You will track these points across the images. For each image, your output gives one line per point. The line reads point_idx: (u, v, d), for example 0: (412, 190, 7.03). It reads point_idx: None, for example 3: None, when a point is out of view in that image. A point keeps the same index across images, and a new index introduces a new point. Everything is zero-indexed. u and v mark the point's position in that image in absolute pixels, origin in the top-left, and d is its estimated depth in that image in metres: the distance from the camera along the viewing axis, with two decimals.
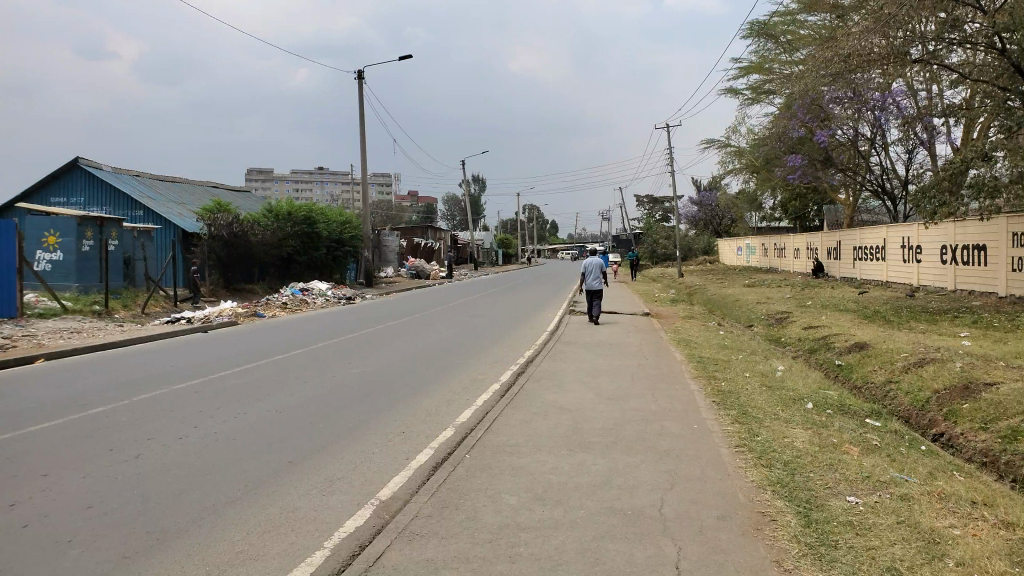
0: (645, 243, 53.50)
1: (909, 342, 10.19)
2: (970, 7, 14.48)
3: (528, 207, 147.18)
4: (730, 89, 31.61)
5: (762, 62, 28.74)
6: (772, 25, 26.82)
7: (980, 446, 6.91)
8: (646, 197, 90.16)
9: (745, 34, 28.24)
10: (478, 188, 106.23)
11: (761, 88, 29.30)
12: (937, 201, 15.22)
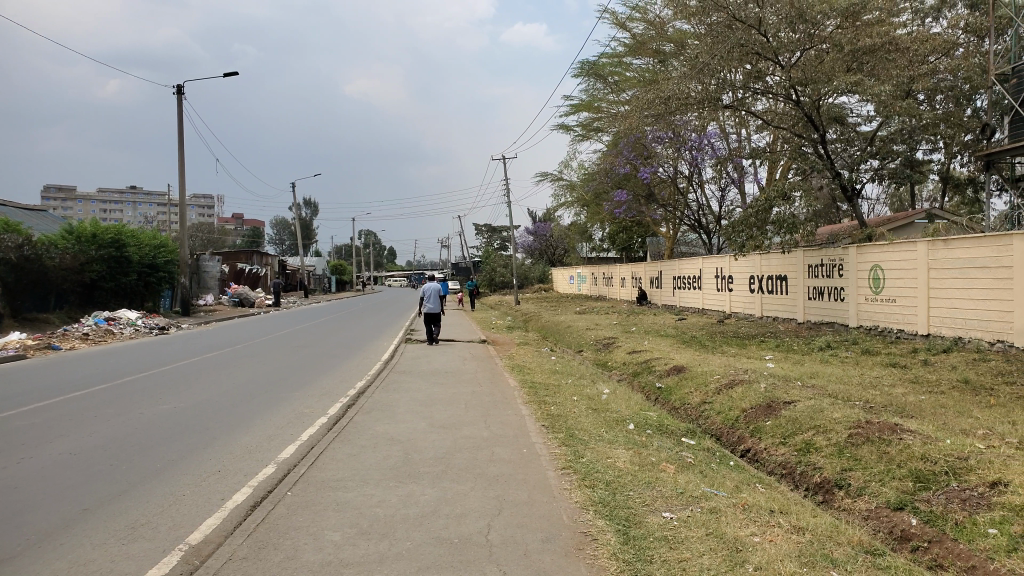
0: (482, 271, 54.29)
1: (721, 364, 10.98)
2: (770, 62, 16.00)
3: (363, 233, 145.47)
4: (563, 124, 33.03)
5: (591, 100, 30.26)
6: (600, 66, 28.40)
7: (780, 459, 7.63)
8: (483, 226, 91.85)
9: (576, 73, 29.70)
10: (310, 213, 103.76)
11: (591, 125, 30.85)
12: (745, 235, 16.57)
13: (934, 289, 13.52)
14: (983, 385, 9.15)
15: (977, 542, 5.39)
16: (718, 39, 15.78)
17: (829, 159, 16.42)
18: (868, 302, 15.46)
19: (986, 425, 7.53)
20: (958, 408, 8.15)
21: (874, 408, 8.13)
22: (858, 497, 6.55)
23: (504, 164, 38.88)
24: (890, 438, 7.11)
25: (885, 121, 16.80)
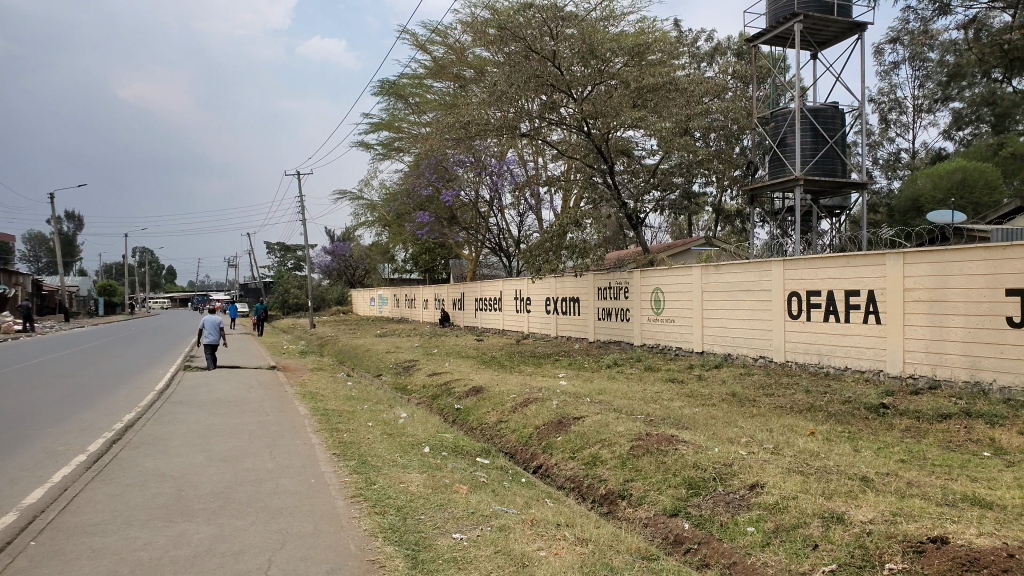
0: (275, 292, 52.10)
1: (517, 384, 11.27)
2: (563, 94, 16.91)
3: (140, 250, 134.40)
4: (363, 143, 32.72)
5: (392, 120, 30.13)
6: (401, 86, 28.59)
7: (568, 474, 7.92)
8: (277, 245, 88.30)
9: (376, 91, 29.65)
10: (74, 228, 94.10)
11: (391, 145, 30.83)
12: (542, 259, 17.27)
13: (706, 311, 14.85)
14: (747, 397, 10.13)
15: (738, 539, 5.97)
16: (516, 68, 16.40)
17: (617, 189, 17.75)
18: (650, 322, 16.64)
19: (749, 433, 8.33)
20: (726, 418, 8.95)
21: (654, 421, 8.71)
22: (638, 506, 6.95)
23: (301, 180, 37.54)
24: (666, 448, 7.64)
25: (666, 156, 18.07)
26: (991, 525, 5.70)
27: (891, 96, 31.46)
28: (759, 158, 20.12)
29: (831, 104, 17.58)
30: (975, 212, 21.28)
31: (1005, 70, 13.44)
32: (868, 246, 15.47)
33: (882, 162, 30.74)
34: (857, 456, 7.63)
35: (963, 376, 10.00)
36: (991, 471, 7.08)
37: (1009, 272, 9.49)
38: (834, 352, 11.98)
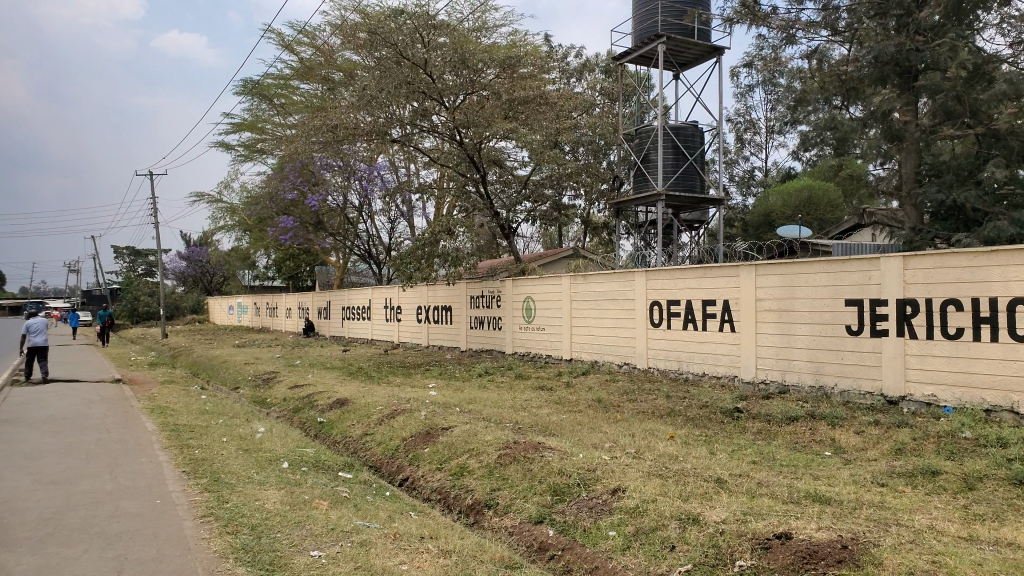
0: (123, 300, 48.78)
1: (385, 395, 11.04)
2: (435, 102, 16.94)
3: None
4: (223, 143, 31.32)
5: (255, 121, 29.05)
6: (265, 86, 27.66)
7: (435, 485, 7.81)
8: (124, 249, 82.79)
9: (238, 90, 28.48)
10: None
11: (253, 146, 29.67)
12: (413, 266, 17.11)
13: (574, 320, 15.19)
14: (612, 403, 10.40)
15: (600, 544, 6.07)
16: (386, 73, 16.17)
17: (488, 199, 18.18)
18: (521, 330, 16.85)
19: (613, 438, 8.53)
20: (591, 424, 9.15)
21: (521, 429, 8.77)
22: (504, 514, 6.94)
23: (151, 181, 35.16)
24: (532, 456, 7.71)
25: (538, 167, 18.46)
26: (829, 520, 6.12)
27: (746, 118, 33.67)
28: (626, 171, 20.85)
29: (691, 123, 18.51)
30: (818, 229, 22.94)
31: (842, 99, 14.66)
32: (723, 258, 16.34)
33: (738, 179, 32.76)
34: (712, 458, 7.98)
35: (808, 380, 10.74)
36: (831, 469, 7.61)
37: (848, 283, 10.30)
38: (693, 359, 12.55)
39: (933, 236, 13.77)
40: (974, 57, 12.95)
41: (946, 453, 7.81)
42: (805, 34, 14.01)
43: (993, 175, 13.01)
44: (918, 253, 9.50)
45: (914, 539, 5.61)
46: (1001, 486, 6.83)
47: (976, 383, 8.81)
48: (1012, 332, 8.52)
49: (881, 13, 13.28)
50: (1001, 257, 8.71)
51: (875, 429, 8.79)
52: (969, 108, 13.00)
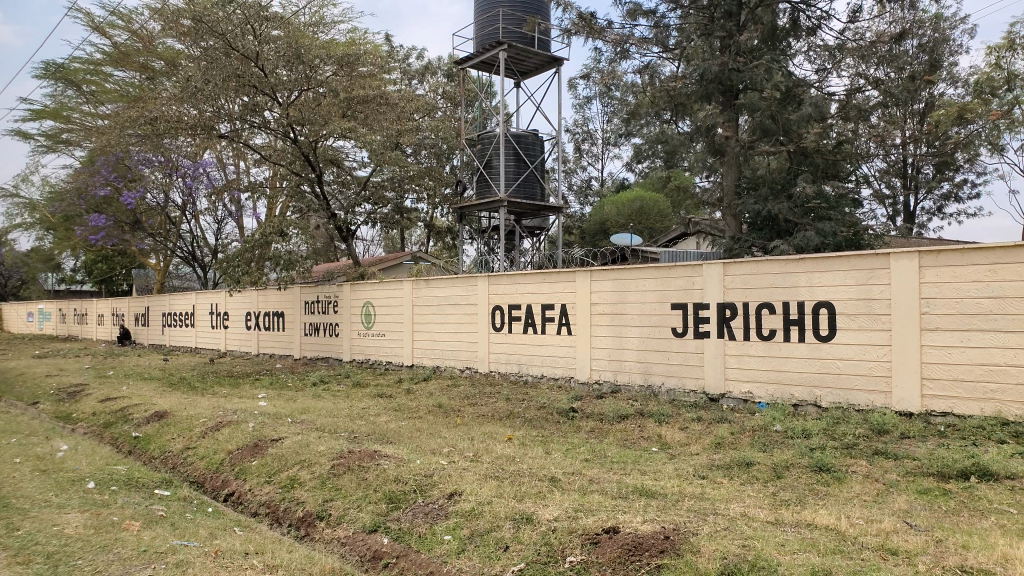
0: None
1: (209, 407, 10.42)
2: (268, 97, 16.30)
3: None
4: (22, 132, 28.41)
5: (60, 108, 26.55)
6: (72, 71, 25.45)
7: (264, 499, 7.43)
8: None
9: (40, 74, 25.96)
10: None
11: (59, 137, 27.14)
12: (242, 270, 16.28)
13: (415, 325, 15.11)
14: (451, 408, 10.40)
15: (435, 549, 6.00)
16: (213, 64, 15.29)
17: (325, 200, 17.89)
18: (359, 337, 16.53)
19: (450, 443, 8.52)
20: (430, 430, 9.08)
21: (357, 438, 8.55)
22: (336, 525, 6.70)
23: None
24: (368, 464, 7.55)
25: (379, 169, 18.74)
26: (654, 512, 6.42)
27: (584, 129, 35.09)
28: (468, 178, 21.00)
29: (531, 131, 18.98)
30: (649, 238, 24.20)
31: (671, 114, 15.49)
32: (562, 264, 16.82)
33: (576, 188, 34.02)
34: (548, 458, 8.16)
35: (637, 381, 11.27)
36: (657, 464, 8.00)
37: (674, 288, 10.92)
38: (532, 362, 12.82)
39: (750, 245, 14.94)
40: (785, 80, 14.13)
41: (758, 445, 8.44)
42: (638, 50, 14.76)
43: (802, 190, 14.27)
44: (736, 259, 10.25)
45: (729, 526, 6.01)
46: (803, 473, 7.47)
47: (786, 380, 9.72)
48: (816, 333, 9.47)
49: (706, 33, 14.15)
50: (807, 265, 9.58)
51: (697, 425, 9.36)
52: (782, 126, 14.17)
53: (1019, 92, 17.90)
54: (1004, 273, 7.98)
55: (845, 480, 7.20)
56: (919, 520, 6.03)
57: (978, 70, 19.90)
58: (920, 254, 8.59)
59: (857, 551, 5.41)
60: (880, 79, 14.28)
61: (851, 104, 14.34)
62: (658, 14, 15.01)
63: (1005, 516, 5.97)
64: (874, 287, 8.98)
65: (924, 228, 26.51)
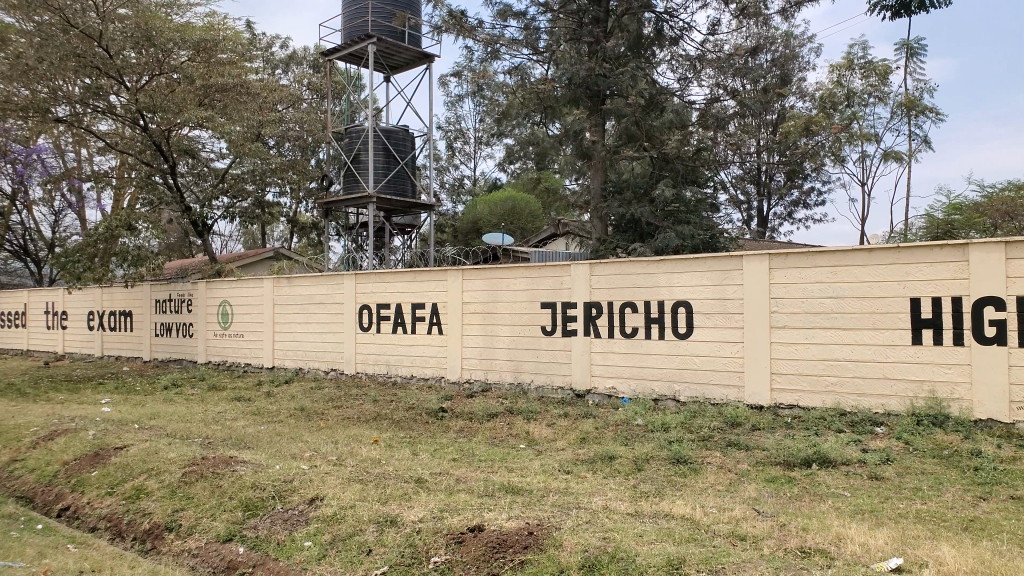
0: None
1: (41, 415, 9.59)
2: (114, 81, 15.30)
3: None
4: None
5: None
6: None
7: (104, 512, 6.90)
8: None
9: None
10: None
11: None
12: (81, 265, 14.86)
13: (277, 325, 14.58)
14: (315, 411, 10.08)
15: (294, 556, 5.78)
16: (50, 40, 14.11)
17: (178, 192, 17.20)
18: (216, 337, 15.76)
19: (313, 447, 8.25)
20: (291, 434, 8.76)
21: (211, 444, 8.12)
22: (187, 536, 6.31)
23: None
24: (222, 471, 7.20)
25: (238, 160, 18.18)
26: (519, 509, 6.47)
27: (456, 127, 35.18)
28: (338, 173, 20.60)
29: (402, 127, 18.78)
30: (520, 238, 24.54)
31: (541, 117, 15.63)
32: (432, 262, 16.73)
33: (449, 186, 34.08)
34: (415, 458, 8.07)
35: (507, 379, 11.37)
36: (524, 461, 8.09)
37: (543, 287, 11.08)
38: (401, 362, 12.66)
39: (615, 246, 15.44)
40: (649, 87, 14.59)
41: (621, 439, 8.70)
42: (508, 51, 14.89)
43: (662, 193, 14.92)
44: (602, 260, 10.53)
45: (590, 519, 6.15)
46: (662, 465, 7.77)
47: (647, 376, 10.08)
48: (676, 330, 9.87)
49: (574, 38, 14.49)
50: (668, 266, 9.99)
51: (563, 421, 9.54)
52: (644, 132, 14.84)
53: (856, 109, 19.45)
54: (844, 274, 8.67)
55: (700, 471, 7.55)
56: (766, 507, 6.41)
57: (822, 87, 21.46)
58: (770, 257, 9.15)
59: (709, 538, 5.67)
60: (736, 90, 15.08)
61: (710, 112, 15.00)
62: (528, 17, 15.18)
63: (841, 499, 6.45)
64: (729, 287, 9.47)
65: (775, 232, 28.37)
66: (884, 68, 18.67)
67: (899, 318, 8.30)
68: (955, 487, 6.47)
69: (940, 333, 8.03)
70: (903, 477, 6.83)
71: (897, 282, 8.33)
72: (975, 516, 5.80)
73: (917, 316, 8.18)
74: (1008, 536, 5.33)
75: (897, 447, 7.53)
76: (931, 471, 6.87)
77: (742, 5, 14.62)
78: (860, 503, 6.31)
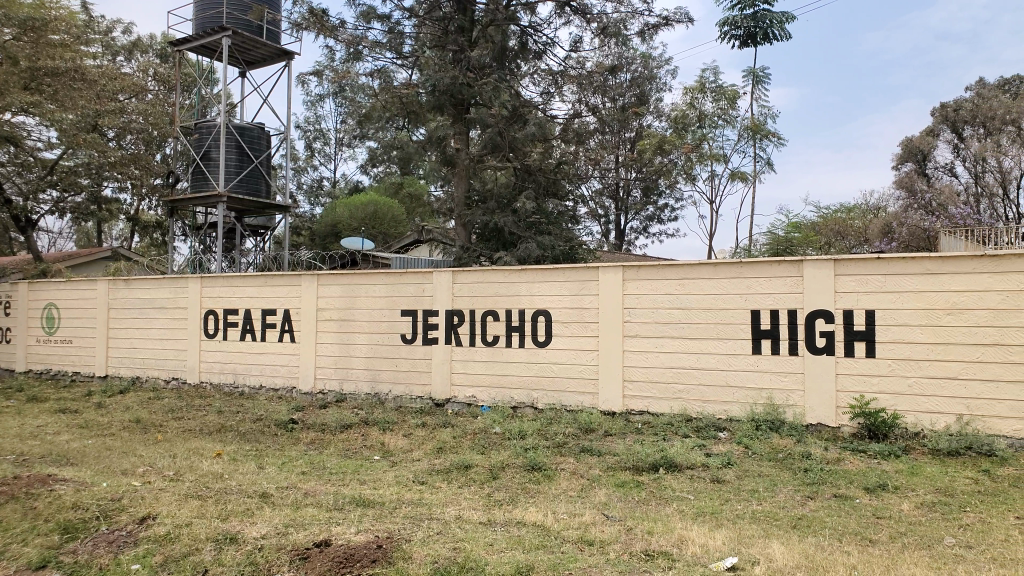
0: None
1: None
2: None
3: None
4: None
5: None
6: None
7: None
8: None
9: None
10: None
11: None
12: None
13: (112, 331, 13.62)
14: (152, 423, 9.43)
15: None
16: None
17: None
18: (39, 344, 14.53)
19: (148, 462, 7.72)
20: (122, 448, 8.14)
21: (27, 460, 7.43)
22: None
23: None
24: (39, 491, 6.65)
25: (71, 153, 18.52)
26: (370, 522, 6.30)
27: (316, 127, 34.39)
28: (185, 170, 19.89)
29: (257, 125, 18.11)
30: (382, 245, 24.22)
31: (405, 122, 15.57)
32: (287, 265, 16.14)
33: (306, 188, 33.34)
34: (260, 472, 7.71)
35: (364, 388, 11.12)
36: (377, 473, 7.90)
37: (403, 295, 10.94)
38: (250, 371, 12.12)
39: (478, 255, 15.57)
40: (513, 100, 14.87)
41: (477, 448, 8.69)
42: (370, 53, 14.70)
43: (523, 205, 15.10)
44: (463, 268, 10.51)
45: (441, 529, 6.09)
46: (517, 473, 7.82)
47: (506, 384, 10.15)
48: (535, 339, 10.00)
49: (439, 45, 14.70)
50: (527, 275, 10.11)
51: (420, 431, 9.42)
52: (508, 143, 14.96)
53: (706, 130, 20.38)
54: (690, 286, 9.10)
55: (553, 477, 7.65)
56: (615, 511, 6.57)
57: (676, 108, 22.52)
58: (624, 269, 9.46)
59: (559, 544, 5.74)
60: (597, 106, 15.60)
61: (571, 127, 15.48)
62: (392, 21, 15.05)
63: (685, 502, 6.72)
64: (586, 296, 9.72)
65: (632, 245, 29.51)
66: (732, 93, 19.84)
67: (741, 328, 8.79)
68: (787, 487, 6.90)
69: (777, 343, 8.57)
70: (742, 479, 7.22)
71: (740, 295, 8.83)
72: (803, 514, 6.20)
73: (757, 327, 8.69)
74: (831, 532, 5.74)
75: (737, 451, 7.95)
76: (766, 474, 7.30)
77: (602, 25, 15.20)
78: (702, 505, 6.61)
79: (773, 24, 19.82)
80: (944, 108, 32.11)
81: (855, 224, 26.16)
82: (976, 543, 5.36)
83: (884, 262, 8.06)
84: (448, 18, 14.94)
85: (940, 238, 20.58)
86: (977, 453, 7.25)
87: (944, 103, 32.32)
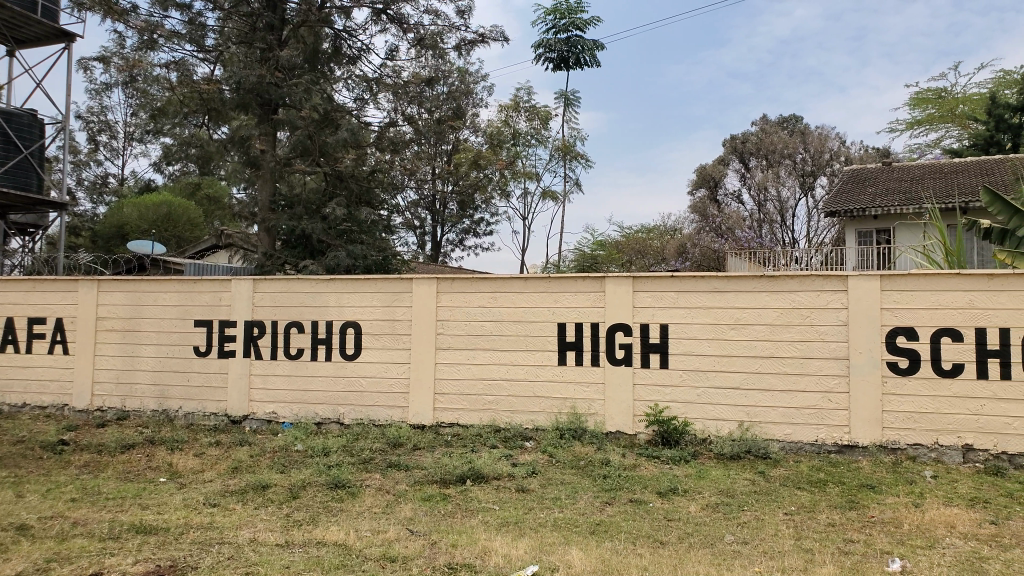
0: None
1: None
2: None
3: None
4: None
5: None
6: None
7: None
8: None
9: None
10: None
11: None
12: None
13: None
14: None
15: None
16: None
17: None
18: None
19: None
20: None
21: None
22: None
23: None
24: None
25: None
26: (150, 551, 5.74)
27: (101, 118, 31.47)
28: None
29: (29, 111, 16.33)
30: (179, 251, 22.57)
31: (206, 119, 14.50)
32: (61, 268, 14.51)
33: (88, 184, 30.54)
34: (19, 502, 6.81)
35: (150, 405, 10.23)
36: (162, 496, 7.24)
37: (197, 304, 10.21)
38: (11, 387, 10.81)
39: (282, 262, 14.82)
40: (324, 103, 14.54)
41: (276, 466, 8.25)
42: (167, 43, 13.69)
43: (333, 212, 14.67)
44: (266, 277, 10.01)
45: (232, 555, 5.67)
46: (318, 491, 7.49)
47: (310, 399, 9.75)
48: (343, 352, 9.70)
49: (246, 42, 14.05)
50: (337, 285, 9.80)
51: (214, 450, 8.81)
52: (318, 147, 14.53)
53: (520, 147, 20.85)
54: (502, 300, 9.25)
55: (357, 495, 7.41)
56: (420, 526, 6.46)
57: (491, 124, 22.96)
58: (437, 280, 9.44)
59: (359, 563, 5.54)
60: (412, 115, 15.68)
61: (385, 136, 15.48)
62: (193, 11, 14.15)
63: (489, 513, 6.77)
64: (397, 308, 9.56)
65: (447, 257, 29.77)
66: (545, 113, 20.58)
67: (548, 341, 9.05)
68: (587, 494, 7.16)
69: (582, 355, 8.91)
70: (545, 488, 7.40)
71: (549, 309, 9.09)
72: (601, 519, 6.45)
73: (563, 339, 8.99)
74: (626, 536, 6.01)
75: (541, 460, 8.15)
76: (568, 481, 7.53)
77: (419, 37, 15.35)
78: (506, 515, 6.68)
79: (584, 51, 20.96)
80: (734, 139, 35.39)
81: (655, 243, 28.05)
82: (751, 538, 5.84)
83: (677, 280, 8.65)
84: (256, 14, 14.30)
85: (727, 258, 22.59)
86: (754, 456, 7.94)
87: (733, 136, 35.49)
